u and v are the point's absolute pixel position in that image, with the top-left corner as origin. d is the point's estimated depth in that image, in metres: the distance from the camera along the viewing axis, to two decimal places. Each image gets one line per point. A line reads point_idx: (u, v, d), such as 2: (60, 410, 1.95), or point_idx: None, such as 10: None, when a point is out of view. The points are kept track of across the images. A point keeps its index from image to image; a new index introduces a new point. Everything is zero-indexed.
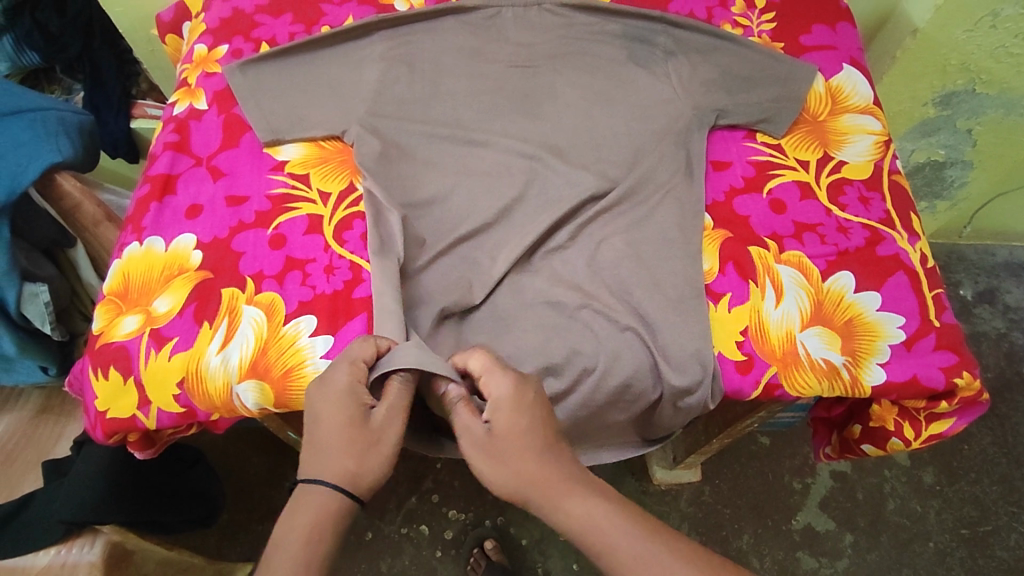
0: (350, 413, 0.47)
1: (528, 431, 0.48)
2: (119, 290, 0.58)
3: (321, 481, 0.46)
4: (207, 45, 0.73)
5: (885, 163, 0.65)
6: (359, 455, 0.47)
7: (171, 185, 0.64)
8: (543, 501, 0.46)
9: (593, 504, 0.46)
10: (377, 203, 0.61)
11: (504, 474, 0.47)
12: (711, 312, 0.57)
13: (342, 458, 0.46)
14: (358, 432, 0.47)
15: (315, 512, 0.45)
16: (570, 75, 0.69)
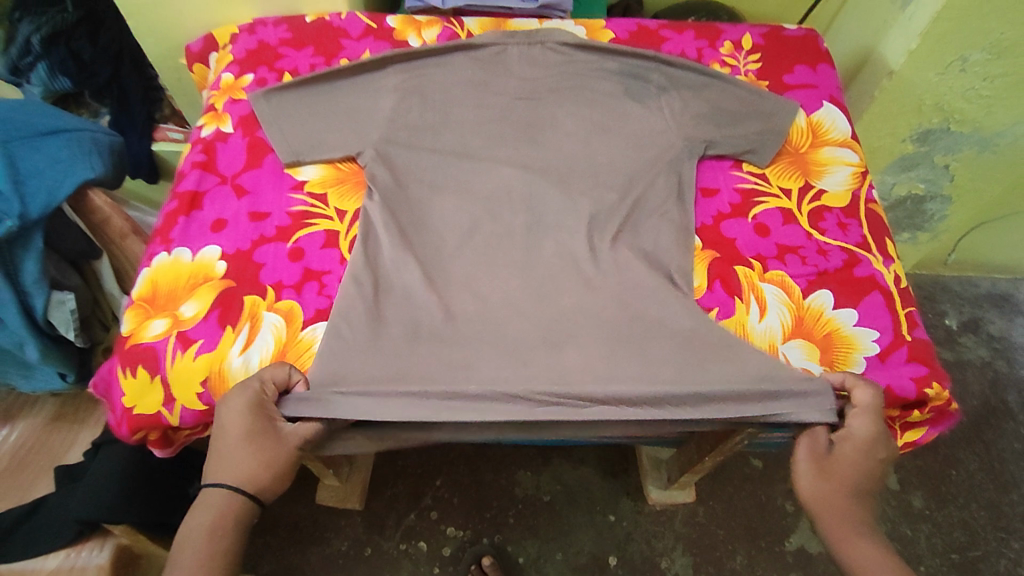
0: (256, 428, 0.54)
1: (854, 467, 0.55)
2: (146, 295, 0.62)
3: (223, 486, 0.53)
4: (234, 73, 0.78)
5: (862, 192, 0.70)
6: (261, 466, 0.54)
7: (198, 201, 0.68)
8: (835, 528, 0.53)
9: (874, 556, 0.52)
10: (370, 222, 0.66)
11: (821, 489, 0.54)
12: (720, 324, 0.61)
13: (243, 469, 0.53)
14: (262, 447, 0.54)
15: (218, 514, 0.52)
16: (571, 107, 0.75)
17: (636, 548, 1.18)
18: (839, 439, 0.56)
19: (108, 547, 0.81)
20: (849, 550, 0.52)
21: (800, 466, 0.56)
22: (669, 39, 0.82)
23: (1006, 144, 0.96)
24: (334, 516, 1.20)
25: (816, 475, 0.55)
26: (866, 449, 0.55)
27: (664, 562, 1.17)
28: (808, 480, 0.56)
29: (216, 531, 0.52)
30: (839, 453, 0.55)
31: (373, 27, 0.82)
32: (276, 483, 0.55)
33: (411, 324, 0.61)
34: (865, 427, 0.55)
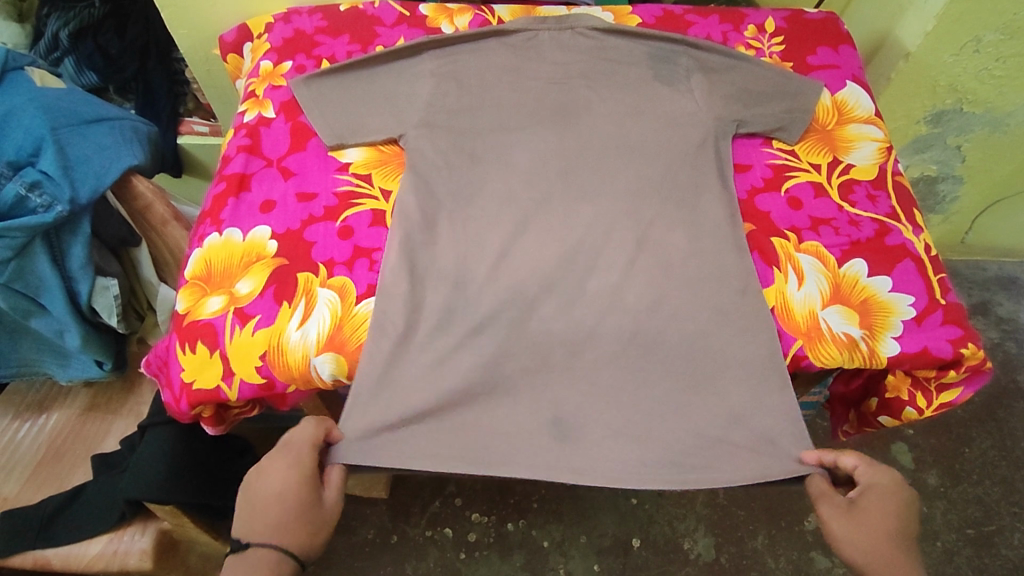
0: (304, 494, 0.53)
1: (891, 519, 0.54)
2: (201, 274, 0.64)
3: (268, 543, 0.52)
4: (272, 61, 0.80)
5: (888, 166, 0.73)
6: (310, 532, 0.53)
7: (246, 184, 0.70)
8: None
9: None
10: (406, 207, 0.66)
11: (861, 540, 0.53)
12: (769, 296, 0.63)
13: (294, 532, 0.53)
14: (310, 513, 0.53)
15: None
16: (603, 88, 0.77)
17: (659, 530, 1.19)
18: (862, 495, 0.55)
19: (150, 533, 0.82)
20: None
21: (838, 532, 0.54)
22: (695, 23, 0.84)
23: (1016, 124, 0.99)
24: (359, 505, 1.20)
25: (859, 537, 0.53)
26: (893, 498, 0.55)
27: (687, 543, 1.18)
28: (855, 541, 0.53)
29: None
30: (867, 511, 0.54)
31: (405, 15, 0.84)
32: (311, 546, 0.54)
33: (455, 326, 0.61)
34: (880, 478, 0.56)
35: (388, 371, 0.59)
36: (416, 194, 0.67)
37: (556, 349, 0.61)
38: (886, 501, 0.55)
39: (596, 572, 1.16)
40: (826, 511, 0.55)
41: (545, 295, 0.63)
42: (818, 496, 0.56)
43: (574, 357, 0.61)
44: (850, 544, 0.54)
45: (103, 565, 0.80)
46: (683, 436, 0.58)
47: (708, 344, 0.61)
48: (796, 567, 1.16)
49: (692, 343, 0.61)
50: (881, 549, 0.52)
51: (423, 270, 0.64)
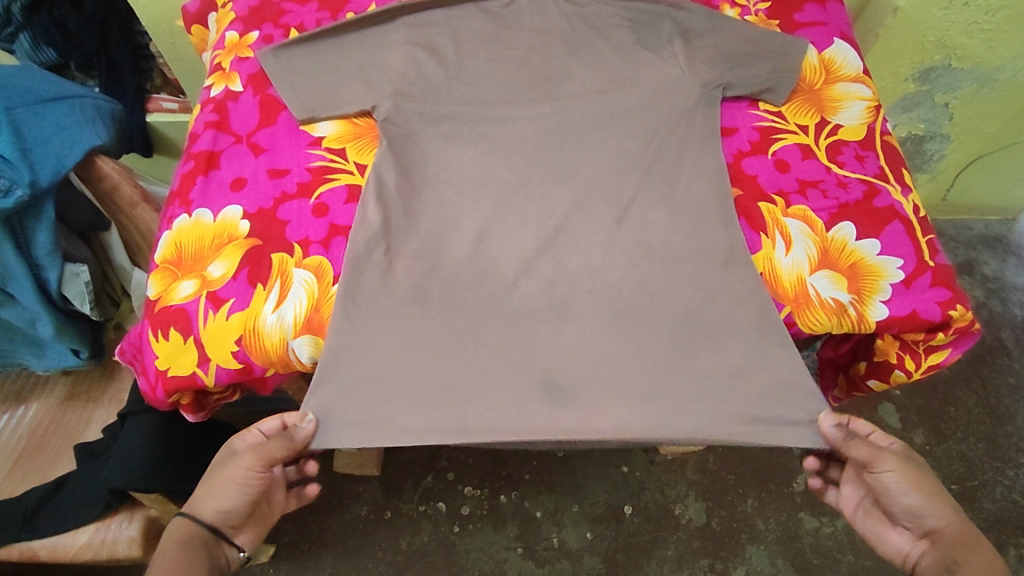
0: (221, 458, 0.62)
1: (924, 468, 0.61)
2: (172, 257, 0.62)
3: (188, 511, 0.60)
4: (238, 31, 0.77)
5: (877, 125, 0.71)
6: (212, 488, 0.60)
7: (215, 161, 0.67)
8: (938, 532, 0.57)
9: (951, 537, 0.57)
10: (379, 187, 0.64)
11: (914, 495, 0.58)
12: (755, 263, 0.62)
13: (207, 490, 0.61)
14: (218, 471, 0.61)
15: (177, 527, 0.60)
16: (583, 55, 0.74)
17: (650, 496, 1.20)
18: (897, 451, 0.61)
19: (138, 520, 0.81)
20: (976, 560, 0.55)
21: (896, 484, 0.58)
22: None
23: (1004, 79, 0.98)
24: (351, 483, 1.20)
25: (917, 482, 0.58)
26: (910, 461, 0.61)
27: (678, 508, 1.19)
28: (915, 489, 0.58)
29: (174, 553, 0.58)
30: (909, 462, 0.60)
31: None
32: (222, 502, 0.60)
33: (427, 308, 0.59)
34: (898, 442, 0.62)
35: (353, 354, 0.57)
36: (390, 174, 0.65)
37: (541, 326, 0.60)
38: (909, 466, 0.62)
39: (589, 539, 1.17)
40: (887, 464, 0.58)
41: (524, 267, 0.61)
42: (865, 462, 0.58)
43: (560, 332, 0.60)
44: (905, 490, 0.58)
45: (91, 554, 0.79)
46: (671, 408, 0.58)
47: (696, 313, 0.60)
48: (785, 528, 1.18)
49: (680, 315, 0.59)
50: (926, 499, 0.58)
51: (399, 248, 0.62)
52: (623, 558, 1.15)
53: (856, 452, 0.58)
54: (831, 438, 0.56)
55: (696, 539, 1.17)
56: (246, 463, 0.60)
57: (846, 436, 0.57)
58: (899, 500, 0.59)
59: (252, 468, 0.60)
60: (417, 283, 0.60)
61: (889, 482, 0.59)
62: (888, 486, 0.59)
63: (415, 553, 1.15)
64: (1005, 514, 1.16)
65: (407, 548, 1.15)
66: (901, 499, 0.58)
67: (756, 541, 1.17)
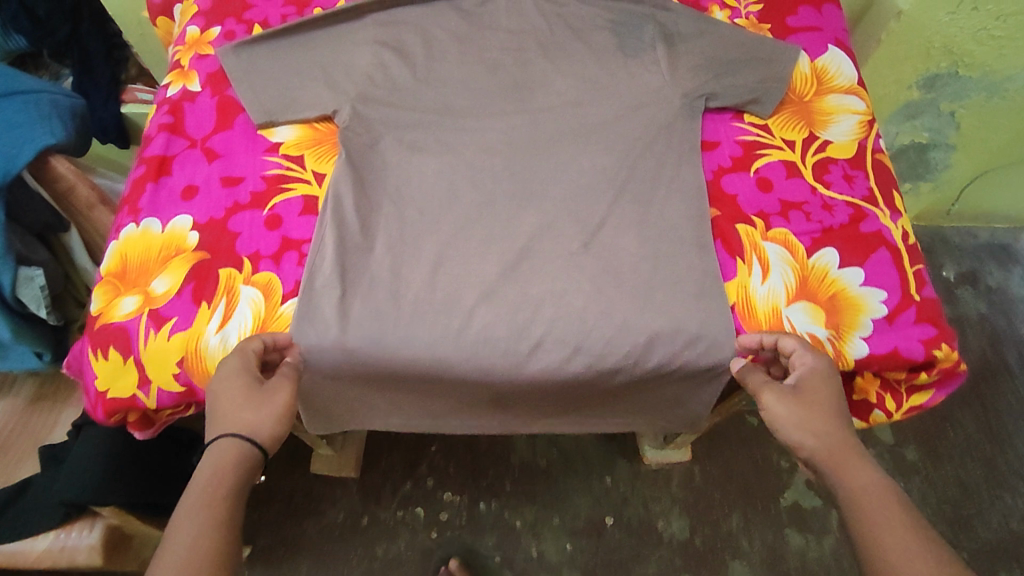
0: (246, 385, 0.51)
1: (832, 400, 0.52)
2: (116, 270, 0.59)
3: (224, 436, 0.51)
4: (200, 26, 0.73)
5: (868, 142, 0.66)
6: (256, 410, 0.52)
7: (166, 167, 0.64)
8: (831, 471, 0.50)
9: (870, 479, 0.49)
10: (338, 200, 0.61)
11: (805, 434, 0.51)
12: (730, 292, 0.58)
13: (241, 413, 0.51)
14: (255, 394, 0.52)
15: (226, 458, 0.50)
16: (561, 61, 0.71)
17: (633, 510, 1.18)
18: (800, 379, 0.53)
19: (98, 528, 0.79)
20: (869, 506, 0.47)
21: (776, 418, 0.53)
22: None
23: (1014, 89, 0.92)
24: (326, 485, 1.19)
25: (809, 420, 0.51)
26: (830, 384, 0.52)
27: (661, 524, 1.17)
28: (801, 428, 0.52)
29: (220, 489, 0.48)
30: (810, 395, 0.52)
31: None
32: (278, 428, 0.53)
33: (380, 331, 0.56)
34: (818, 366, 0.53)
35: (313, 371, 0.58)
36: (352, 185, 0.62)
37: (500, 357, 0.56)
38: (828, 387, 0.52)
39: (569, 551, 1.14)
40: (769, 399, 0.53)
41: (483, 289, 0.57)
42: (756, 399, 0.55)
43: (517, 362, 0.56)
44: (792, 427, 0.52)
45: (50, 562, 0.77)
46: None
47: (664, 344, 0.56)
48: (772, 549, 1.15)
49: (647, 348, 0.56)
50: (818, 429, 0.51)
51: (354, 265, 0.58)
52: (603, 572, 1.13)
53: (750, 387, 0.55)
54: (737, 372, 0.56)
55: (679, 557, 1.14)
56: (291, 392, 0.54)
57: (745, 369, 0.55)
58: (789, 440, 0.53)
59: (292, 398, 0.54)
60: (375, 302, 0.57)
61: (774, 418, 0.53)
62: (776, 420, 0.53)
63: (390, 562, 1.13)
64: (998, 538, 1.13)
65: (383, 555, 1.13)
66: (789, 439, 0.53)
67: (739, 558, 1.14)
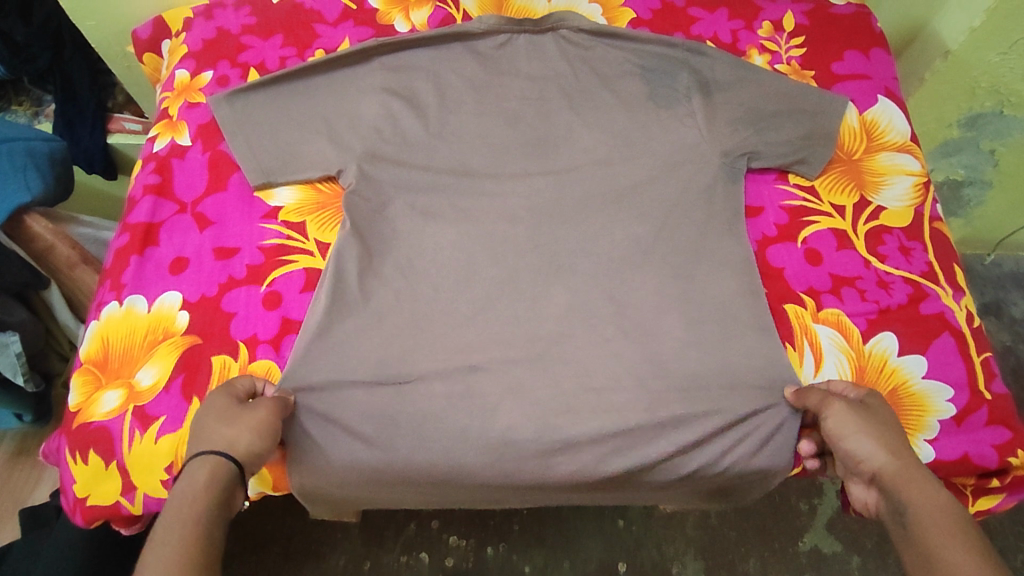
0: (219, 406, 0.45)
1: (898, 427, 0.47)
2: (97, 357, 0.53)
3: (198, 455, 0.43)
4: (190, 70, 0.67)
5: (925, 209, 0.61)
6: (233, 425, 0.44)
7: (153, 235, 0.58)
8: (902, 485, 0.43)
9: (941, 499, 0.42)
10: (346, 278, 0.55)
11: (872, 446, 0.45)
12: None
13: (217, 428, 0.44)
14: (230, 411, 0.45)
15: (195, 479, 0.41)
16: (587, 112, 0.65)
17: (646, 553, 0.94)
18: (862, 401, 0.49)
19: None
20: (949, 532, 0.40)
21: (839, 429, 0.47)
22: (700, 19, 0.71)
23: None
24: (256, 519, 0.93)
25: (878, 432, 0.46)
26: (895, 418, 0.48)
27: (675, 570, 0.93)
28: (873, 438, 0.46)
29: (192, 514, 0.39)
30: (877, 415, 0.48)
31: (352, 9, 0.70)
32: (258, 442, 0.45)
33: (396, 433, 0.50)
34: (878, 397, 0.49)
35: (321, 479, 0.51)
36: (365, 260, 0.56)
37: (527, 461, 0.50)
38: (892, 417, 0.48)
39: None
40: (835, 408, 0.48)
41: (507, 382, 0.52)
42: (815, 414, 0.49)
43: (545, 468, 0.50)
44: (858, 437, 0.46)
45: None
46: None
47: (709, 443, 0.51)
48: None
49: (689, 450, 0.51)
50: (887, 442, 0.45)
51: (364, 354, 0.52)
52: None
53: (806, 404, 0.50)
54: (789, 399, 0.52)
55: None
56: (274, 407, 0.47)
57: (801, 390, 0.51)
58: (851, 452, 0.46)
59: (276, 414, 0.47)
60: (391, 399, 0.51)
61: (835, 430, 0.47)
62: (839, 431, 0.47)
63: None
64: None
65: None
66: (851, 451, 0.46)
67: None
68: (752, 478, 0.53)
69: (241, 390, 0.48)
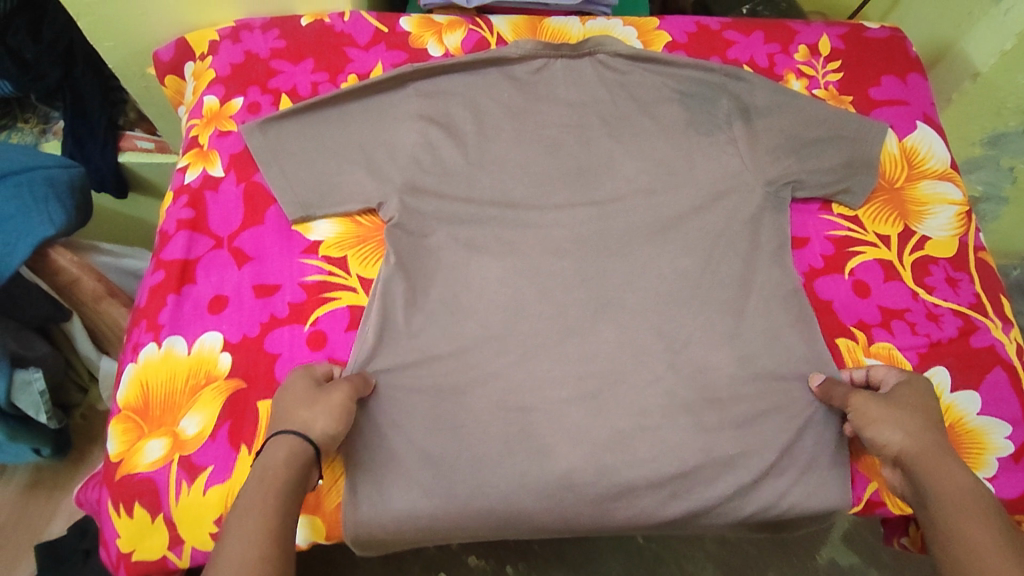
0: (302, 389, 0.47)
1: (923, 410, 0.48)
2: (137, 403, 0.51)
3: (279, 431, 0.44)
4: (218, 96, 0.65)
5: (969, 238, 0.61)
6: (312, 408, 0.46)
7: (189, 272, 0.56)
8: (922, 470, 0.45)
9: (962, 480, 0.44)
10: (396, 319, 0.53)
11: (893, 433, 0.47)
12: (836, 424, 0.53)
13: (297, 409, 0.46)
14: (311, 394, 0.47)
15: (274, 457, 0.43)
16: (628, 139, 0.64)
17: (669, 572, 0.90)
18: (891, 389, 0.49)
19: None
20: (963, 516, 0.42)
21: (863, 419, 0.48)
22: (736, 42, 0.70)
23: None
24: None
25: (900, 420, 0.47)
26: (923, 401, 0.49)
27: None
28: (894, 425, 0.47)
29: (272, 490, 0.41)
30: (901, 403, 0.48)
31: (383, 32, 0.69)
32: (332, 424, 0.46)
33: (453, 479, 0.49)
34: (912, 385, 0.50)
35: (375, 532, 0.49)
36: (412, 298, 0.55)
37: (586, 505, 0.49)
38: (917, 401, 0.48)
39: None
40: (856, 400, 0.49)
41: (564, 423, 0.51)
42: (842, 404, 0.50)
43: (604, 512, 0.50)
44: (884, 425, 0.47)
45: None
46: None
47: (769, 484, 0.51)
48: None
49: (749, 491, 0.50)
50: (909, 427, 0.46)
51: (414, 396, 0.51)
52: None
53: (831, 396, 0.51)
54: (817, 389, 0.52)
55: None
56: (348, 390, 0.47)
57: (828, 382, 0.52)
58: (874, 439, 0.48)
59: (350, 399, 0.47)
60: (446, 444, 0.50)
61: (860, 418, 0.48)
62: (861, 420, 0.48)
63: None
64: None
65: None
66: (875, 438, 0.47)
67: None
68: (809, 519, 0.52)
69: (322, 375, 0.50)
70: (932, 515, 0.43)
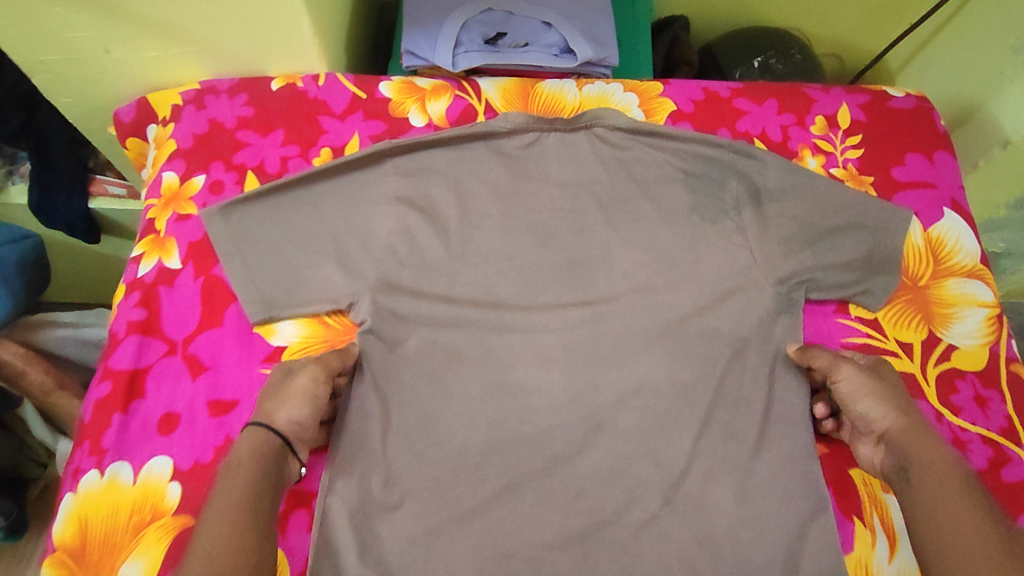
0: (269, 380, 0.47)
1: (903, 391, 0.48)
2: (73, 543, 0.46)
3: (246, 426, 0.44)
4: (178, 173, 0.60)
5: (999, 348, 0.55)
6: (277, 398, 0.45)
7: (140, 384, 0.51)
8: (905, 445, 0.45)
9: (944, 454, 0.44)
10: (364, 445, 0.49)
11: (876, 407, 0.47)
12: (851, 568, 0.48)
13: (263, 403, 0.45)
14: (277, 383, 0.46)
15: (241, 449, 0.42)
16: (626, 227, 0.58)
17: None
18: (874, 365, 0.50)
19: None
20: (942, 485, 0.42)
21: (848, 390, 0.49)
22: (748, 112, 0.64)
23: None
24: None
25: (884, 396, 0.47)
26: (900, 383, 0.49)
27: None
28: (878, 399, 0.47)
29: (235, 481, 0.40)
30: (884, 380, 0.49)
31: (361, 98, 0.63)
32: (298, 411, 0.45)
33: None
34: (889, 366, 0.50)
35: None
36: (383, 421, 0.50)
37: None
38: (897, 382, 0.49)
39: None
40: (841, 370, 0.49)
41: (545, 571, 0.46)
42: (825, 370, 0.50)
43: None
44: (868, 399, 0.48)
45: None
46: None
47: None
48: None
49: None
50: (892, 404, 0.47)
51: (380, 537, 0.46)
52: None
53: (812, 360, 0.51)
54: (795, 356, 0.52)
55: None
56: (314, 373, 0.47)
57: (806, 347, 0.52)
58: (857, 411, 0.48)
59: (318, 380, 0.47)
60: None
61: (848, 391, 0.49)
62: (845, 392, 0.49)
63: None
64: None
65: None
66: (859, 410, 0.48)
67: None
68: None
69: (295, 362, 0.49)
70: (913, 484, 0.43)
